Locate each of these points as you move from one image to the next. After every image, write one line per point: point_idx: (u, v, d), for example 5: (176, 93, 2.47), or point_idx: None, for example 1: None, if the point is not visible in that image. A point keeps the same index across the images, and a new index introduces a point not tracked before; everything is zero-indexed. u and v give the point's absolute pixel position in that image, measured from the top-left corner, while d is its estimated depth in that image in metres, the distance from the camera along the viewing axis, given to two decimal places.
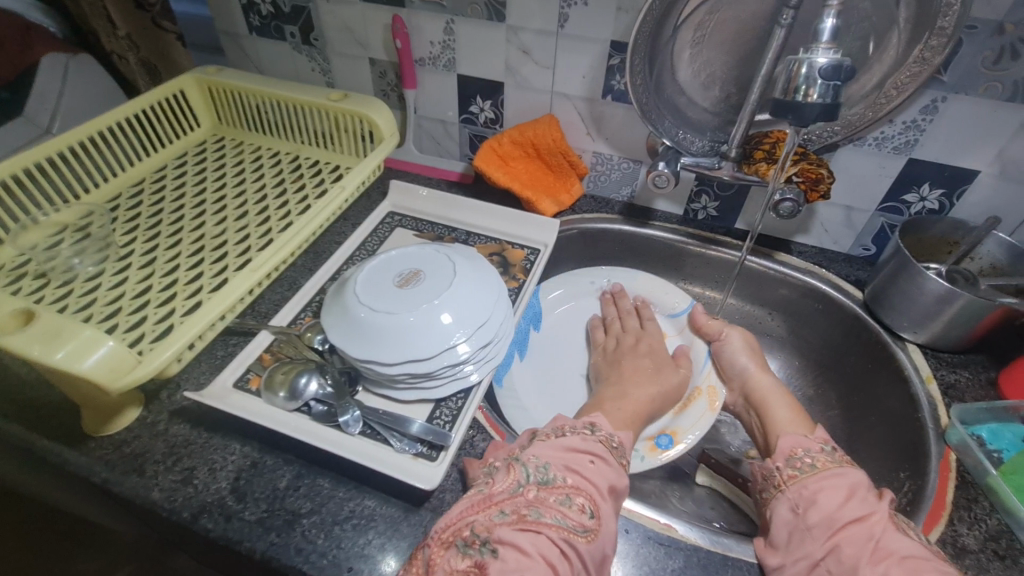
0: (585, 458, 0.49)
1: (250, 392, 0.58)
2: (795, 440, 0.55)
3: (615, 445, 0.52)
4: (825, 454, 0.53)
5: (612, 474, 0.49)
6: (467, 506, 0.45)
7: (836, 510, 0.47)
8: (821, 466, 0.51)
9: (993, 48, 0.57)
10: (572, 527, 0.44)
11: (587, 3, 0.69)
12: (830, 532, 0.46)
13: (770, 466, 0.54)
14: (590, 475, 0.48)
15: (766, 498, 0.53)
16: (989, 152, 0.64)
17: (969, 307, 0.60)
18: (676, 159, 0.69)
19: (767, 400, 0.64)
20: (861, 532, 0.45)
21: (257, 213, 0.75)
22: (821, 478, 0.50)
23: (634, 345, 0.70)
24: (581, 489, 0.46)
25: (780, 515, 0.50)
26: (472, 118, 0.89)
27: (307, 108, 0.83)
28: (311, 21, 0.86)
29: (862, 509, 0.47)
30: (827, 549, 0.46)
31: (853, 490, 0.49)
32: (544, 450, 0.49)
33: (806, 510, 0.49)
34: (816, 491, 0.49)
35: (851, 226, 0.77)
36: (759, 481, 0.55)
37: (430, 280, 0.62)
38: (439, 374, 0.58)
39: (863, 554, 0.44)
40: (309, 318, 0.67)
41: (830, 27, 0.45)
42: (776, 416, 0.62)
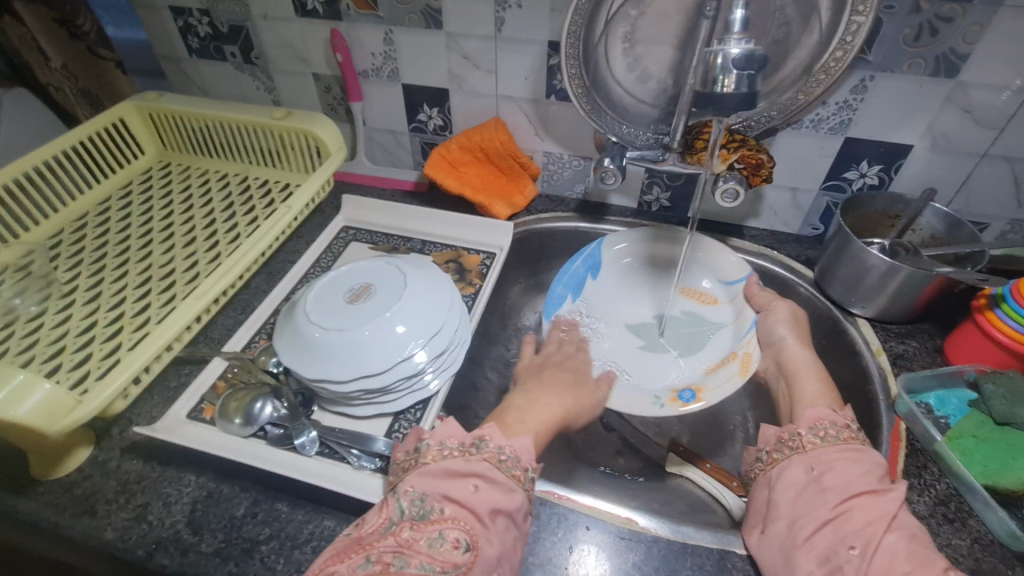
0: (467, 484, 0.46)
1: (204, 422, 0.58)
2: (822, 412, 0.53)
3: (503, 458, 0.49)
4: (850, 430, 0.51)
5: (494, 497, 0.46)
6: (331, 556, 0.42)
7: (853, 481, 0.46)
8: (844, 439, 0.50)
9: (912, 26, 0.59)
10: (439, 569, 0.41)
11: (520, 6, 0.69)
12: (843, 497, 0.45)
13: (791, 430, 0.53)
14: (469, 504, 0.45)
15: (775, 458, 0.52)
16: (920, 126, 0.66)
17: (910, 279, 0.62)
18: (621, 154, 0.69)
19: (796, 370, 0.63)
20: (873, 503, 0.45)
21: (205, 238, 0.74)
22: (842, 448, 0.49)
23: (561, 360, 0.69)
24: (455, 521, 0.44)
25: (791, 474, 0.49)
26: (421, 127, 0.88)
27: (252, 128, 0.82)
28: (250, 40, 0.85)
29: (879, 484, 0.46)
30: (836, 513, 0.45)
31: (870, 466, 0.48)
32: (421, 482, 0.47)
33: (823, 473, 0.48)
34: (839, 460, 0.48)
35: (798, 207, 0.78)
36: (769, 442, 0.53)
37: (381, 294, 0.62)
38: (394, 388, 0.58)
39: (874, 524, 0.43)
40: (264, 340, 0.67)
41: (740, 19, 0.46)
42: (806, 386, 0.61)
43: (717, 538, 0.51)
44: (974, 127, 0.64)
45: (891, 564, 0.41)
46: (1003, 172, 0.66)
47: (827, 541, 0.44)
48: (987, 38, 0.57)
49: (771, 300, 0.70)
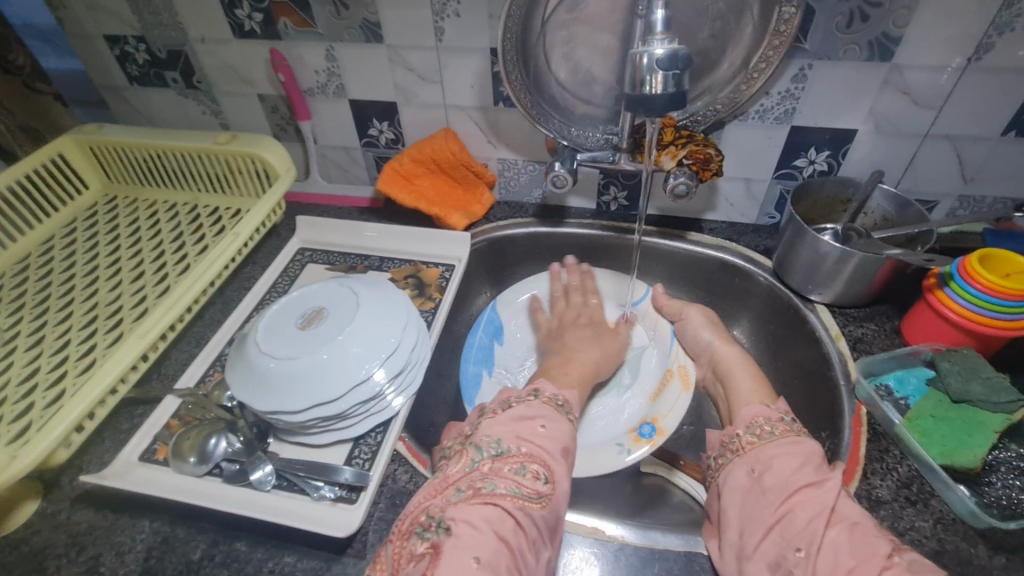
0: (536, 424, 0.50)
1: (157, 464, 0.56)
2: (754, 411, 0.54)
3: (558, 403, 0.54)
4: (784, 422, 0.52)
5: (562, 436, 0.50)
6: (425, 493, 0.46)
7: (791, 477, 0.47)
8: (779, 433, 0.51)
9: (843, 13, 0.59)
10: (526, 494, 0.45)
11: (459, 14, 0.69)
12: (784, 497, 0.46)
13: (730, 433, 0.54)
14: (542, 442, 0.49)
15: (721, 463, 0.52)
16: (862, 111, 0.66)
17: (862, 263, 0.62)
18: (571, 157, 0.69)
19: (733, 370, 0.65)
20: (814, 498, 0.45)
21: (154, 271, 0.72)
22: (778, 444, 0.50)
23: (576, 319, 0.75)
24: (535, 456, 0.47)
25: (736, 479, 0.50)
26: (373, 141, 0.87)
27: (197, 155, 0.80)
28: (190, 64, 0.82)
29: (817, 476, 0.47)
30: (780, 515, 0.45)
31: (808, 457, 0.48)
32: (495, 427, 0.50)
33: (763, 474, 0.48)
34: (775, 457, 0.49)
35: (753, 197, 0.78)
36: (715, 448, 0.54)
37: (333, 317, 0.61)
38: (352, 413, 0.56)
39: (816, 520, 0.44)
40: (219, 373, 0.65)
41: (661, 18, 0.48)
42: (739, 386, 0.62)
43: (684, 542, 0.50)
44: (913, 108, 0.65)
45: (835, 561, 0.41)
46: (947, 150, 0.67)
47: (774, 545, 0.44)
48: (916, 20, 0.58)
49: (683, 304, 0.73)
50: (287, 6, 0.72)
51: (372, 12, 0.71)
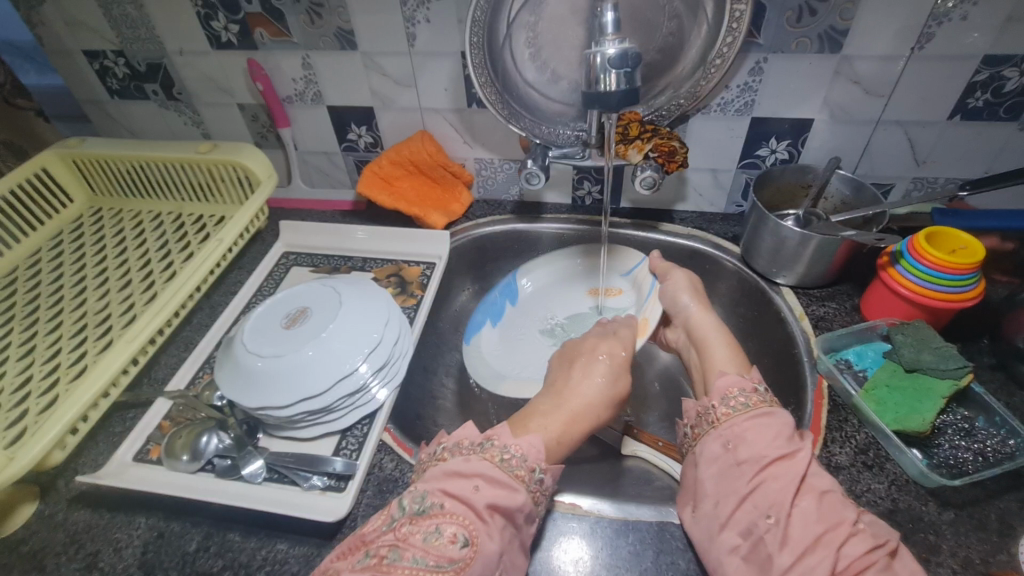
0: (470, 483, 0.47)
1: (151, 463, 0.58)
2: (731, 380, 0.55)
3: (506, 458, 0.49)
4: (758, 393, 0.54)
5: (505, 500, 0.46)
6: (336, 556, 0.45)
7: (766, 449, 0.49)
8: (752, 405, 0.52)
9: (793, 8, 0.62)
10: (433, 562, 0.42)
11: (430, 21, 0.71)
12: (758, 469, 0.48)
13: (705, 404, 0.55)
14: (470, 501, 0.46)
15: (699, 433, 0.54)
16: (817, 100, 0.69)
17: (821, 245, 0.65)
18: (543, 155, 0.73)
19: (709, 339, 0.63)
20: (785, 469, 0.47)
21: (141, 279, 0.74)
22: (751, 416, 0.51)
23: (592, 346, 0.64)
24: (459, 516, 0.45)
25: (711, 451, 0.51)
26: (353, 146, 0.89)
27: (179, 165, 0.82)
28: (170, 76, 0.84)
29: (789, 447, 0.49)
30: (753, 486, 0.47)
31: (779, 429, 0.50)
32: (424, 484, 0.48)
33: (737, 447, 0.50)
34: (749, 430, 0.50)
35: (720, 187, 0.81)
36: (692, 417, 0.56)
37: (317, 315, 0.63)
38: (338, 406, 0.59)
39: (788, 491, 0.46)
40: (208, 375, 0.67)
41: (611, 20, 0.51)
42: (717, 356, 0.61)
43: (656, 513, 0.53)
44: (864, 96, 0.68)
45: (806, 527, 0.44)
46: (899, 135, 0.71)
47: (746, 514, 0.46)
48: (861, 13, 0.61)
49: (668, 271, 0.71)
50: (263, 17, 0.75)
51: (345, 20, 0.73)
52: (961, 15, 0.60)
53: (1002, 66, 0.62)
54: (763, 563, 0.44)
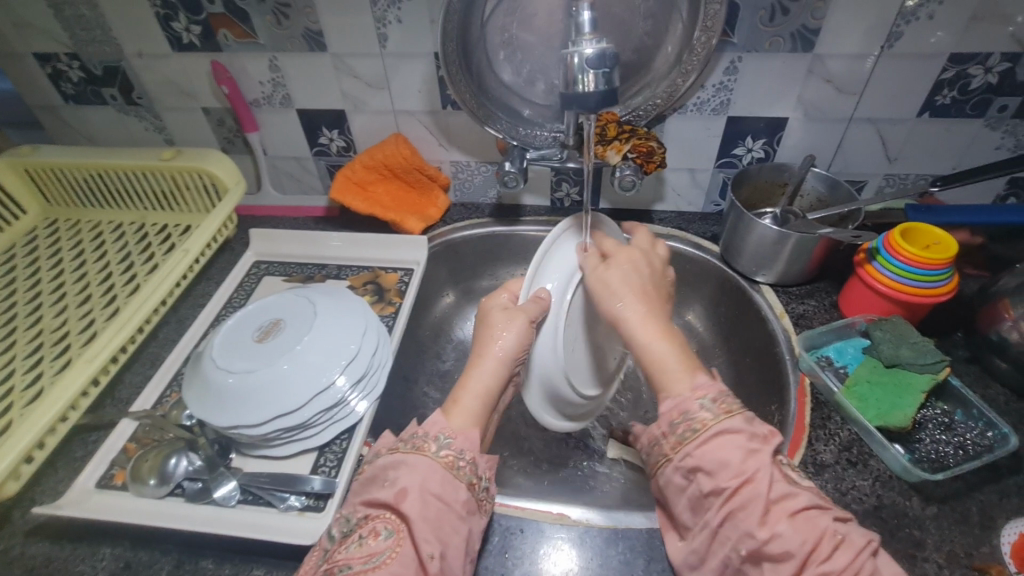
0: (379, 483, 0.48)
1: (115, 489, 0.55)
2: (674, 402, 0.47)
3: (460, 464, 0.49)
4: (705, 411, 0.46)
5: (411, 478, 0.47)
6: None
7: (722, 478, 0.43)
8: (702, 426, 0.45)
9: (766, 7, 0.62)
10: (361, 563, 0.43)
11: (401, 21, 0.69)
12: (723, 500, 0.43)
13: (655, 432, 0.48)
14: (386, 496, 0.47)
15: (654, 461, 0.48)
16: (791, 99, 0.70)
17: (799, 243, 0.66)
18: (521, 157, 0.72)
19: (653, 352, 0.50)
20: (752, 493, 0.42)
21: (101, 293, 0.70)
22: (703, 442, 0.44)
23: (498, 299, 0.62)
24: (379, 516, 0.46)
25: (671, 480, 0.46)
26: (324, 150, 0.86)
27: (140, 173, 0.78)
28: (128, 80, 0.80)
29: (751, 468, 0.43)
30: (721, 519, 0.43)
31: (738, 447, 0.44)
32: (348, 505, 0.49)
33: (698, 478, 0.44)
34: (704, 457, 0.44)
35: (698, 186, 0.81)
36: (644, 445, 0.49)
37: (290, 327, 0.61)
38: (314, 422, 0.57)
39: (756, 516, 0.42)
40: (176, 393, 0.64)
41: (588, 19, 0.50)
42: (656, 356, 0.50)
43: (645, 519, 0.52)
44: (837, 95, 0.69)
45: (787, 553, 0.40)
46: (871, 133, 0.72)
47: (720, 547, 0.43)
48: (832, 12, 0.62)
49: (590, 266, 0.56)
50: (226, 18, 0.72)
51: (313, 21, 0.71)
52: (928, 14, 0.61)
53: (967, 64, 0.64)
54: None
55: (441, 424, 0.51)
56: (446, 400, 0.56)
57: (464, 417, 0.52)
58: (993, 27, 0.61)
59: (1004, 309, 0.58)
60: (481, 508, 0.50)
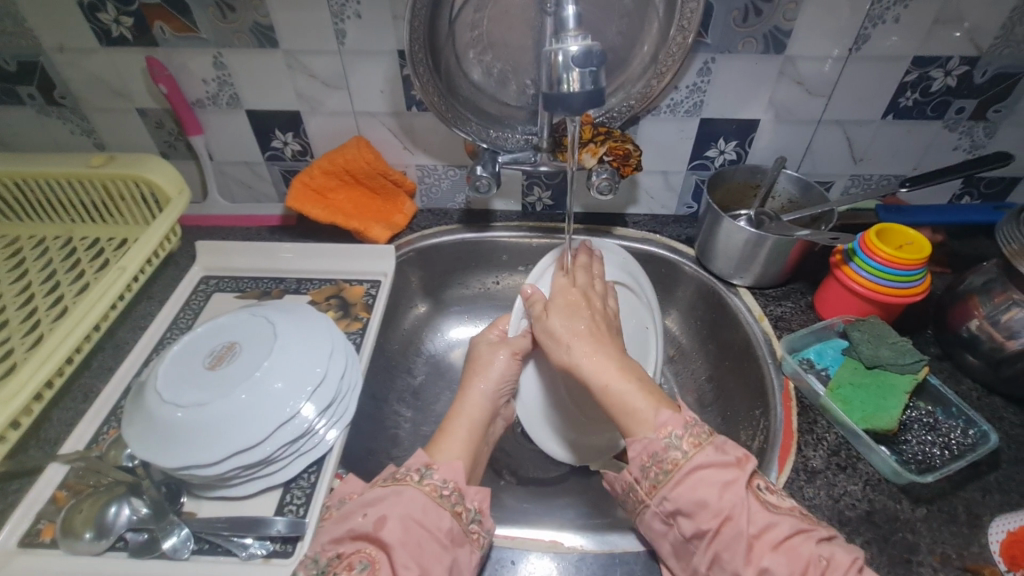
0: (357, 515, 0.45)
1: (43, 547, 0.48)
2: (643, 445, 0.47)
3: (445, 493, 0.47)
4: (674, 451, 0.46)
5: (393, 507, 0.45)
6: None
7: (703, 521, 0.43)
8: (673, 468, 0.46)
9: (739, 8, 0.61)
10: None
11: (361, 16, 0.64)
12: (707, 543, 0.43)
13: (630, 477, 0.49)
14: (366, 531, 0.44)
15: (634, 507, 0.49)
16: (763, 101, 0.69)
17: (776, 245, 0.65)
18: (493, 160, 0.68)
19: (612, 392, 0.51)
20: (732, 532, 0.42)
21: (21, 319, 0.62)
22: (677, 485, 0.45)
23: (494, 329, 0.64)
24: (356, 551, 0.43)
25: (655, 527, 0.47)
26: (278, 154, 0.80)
27: (66, 181, 0.69)
28: (49, 77, 0.72)
29: (723, 506, 0.43)
30: (709, 560, 0.43)
31: (712, 482, 0.44)
32: (319, 539, 0.45)
33: (678, 522, 0.45)
34: (680, 498, 0.44)
35: (672, 189, 0.80)
36: (623, 489, 0.50)
37: (247, 352, 0.55)
38: (279, 456, 0.51)
39: (741, 555, 0.42)
40: (115, 430, 0.57)
41: (572, 14, 0.48)
42: (621, 400, 0.50)
43: (641, 540, 0.50)
44: (807, 96, 0.69)
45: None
46: (838, 134, 0.72)
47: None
48: (803, 14, 0.62)
49: (546, 310, 0.58)
50: (162, 9, 0.65)
51: (263, 14, 0.65)
52: (894, 17, 0.61)
53: (929, 67, 0.65)
54: None
55: (424, 459, 0.50)
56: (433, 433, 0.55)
57: (449, 453, 0.52)
58: (953, 32, 0.62)
59: (974, 305, 0.59)
60: (472, 541, 0.47)
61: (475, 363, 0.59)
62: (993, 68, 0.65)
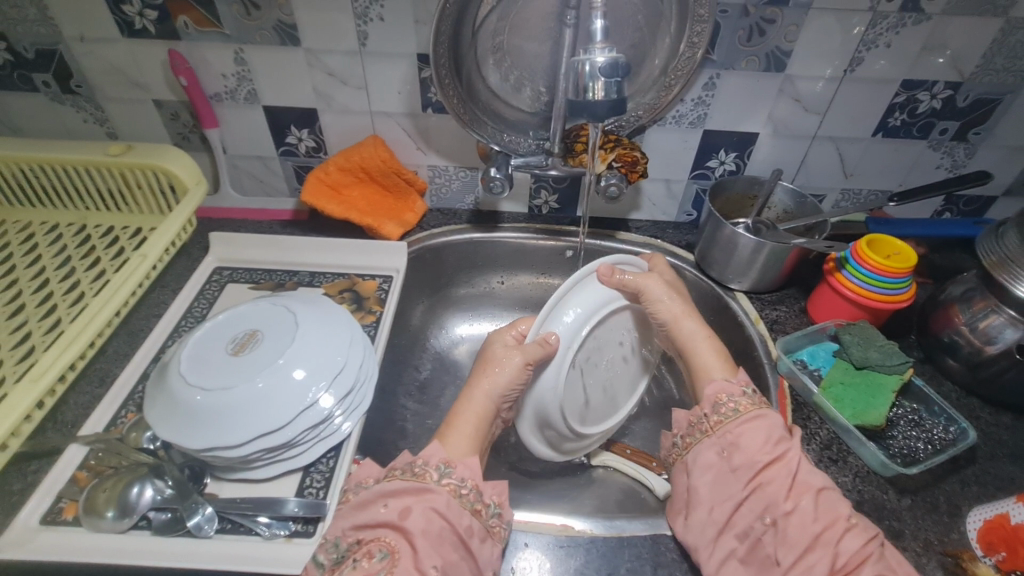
0: (379, 505, 0.46)
1: (65, 525, 0.49)
2: (718, 386, 0.54)
3: (464, 492, 0.48)
4: (745, 397, 0.53)
5: (417, 501, 0.46)
6: None
7: (756, 453, 0.49)
8: (743, 409, 0.52)
9: (744, 28, 0.65)
10: None
11: (383, 19, 0.67)
12: (753, 475, 0.48)
13: (696, 413, 0.54)
14: (388, 521, 0.45)
15: (689, 442, 0.53)
16: (763, 116, 0.73)
17: (773, 252, 0.69)
18: (506, 163, 0.70)
19: (694, 346, 0.59)
20: (780, 472, 0.48)
21: (37, 303, 0.62)
22: (744, 420, 0.51)
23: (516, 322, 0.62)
24: (376, 539, 0.45)
25: (705, 457, 0.51)
26: (292, 150, 0.81)
27: (84, 169, 0.70)
28: (66, 65, 0.72)
29: (780, 449, 0.49)
30: (749, 491, 0.48)
31: (770, 430, 0.50)
32: (339, 523, 0.47)
33: (732, 455, 0.50)
34: (744, 433, 0.50)
35: (673, 197, 0.83)
36: (681, 427, 0.55)
37: (270, 340, 0.56)
38: (300, 440, 0.53)
39: (782, 490, 0.47)
40: (133, 414, 0.58)
41: (600, 28, 0.53)
42: (700, 355, 0.58)
43: (647, 526, 0.53)
44: (804, 113, 0.73)
45: (803, 527, 0.45)
46: (831, 150, 0.77)
47: (745, 516, 0.48)
48: (803, 36, 0.66)
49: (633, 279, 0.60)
50: (186, 3, 0.66)
51: (287, 14, 0.67)
52: (886, 42, 0.66)
53: (916, 90, 0.70)
54: (763, 563, 0.46)
55: (440, 453, 0.51)
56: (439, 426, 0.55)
57: (461, 446, 0.52)
58: (937, 58, 0.67)
59: (955, 313, 0.63)
60: (493, 535, 0.48)
61: (487, 363, 0.57)
62: (974, 94, 0.70)
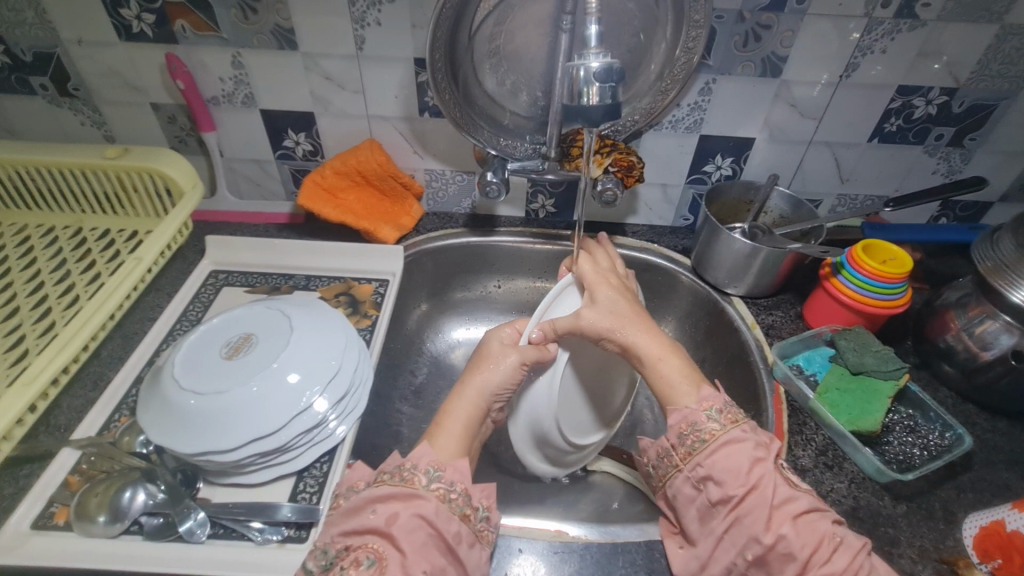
0: (367, 511, 0.46)
1: (57, 529, 0.48)
2: (683, 414, 0.51)
3: (452, 496, 0.47)
4: (711, 423, 0.50)
5: (405, 506, 0.46)
6: None
7: (730, 487, 0.47)
8: (709, 437, 0.49)
9: (740, 33, 0.66)
10: None
11: (380, 23, 0.67)
12: (729, 508, 0.47)
13: (663, 444, 0.52)
14: (377, 527, 0.45)
15: (663, 475, 0.52)
16: (759, 121, 0.74)
17: (769, 257, 0.69)
18: (502, 167, 0.71)
19: (659, 366, 0.55)
20: (758, 503, 0.46)
21: (31, 306, 0.62)
22: (712, 450, 0.49)
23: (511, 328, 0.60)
24: (364, 545, 0.44)
25: (682, 491, 0.50)
26: (289, 153, 0.81)
27: (80, 172, 0.70)
28: (64, 68, 0.72)
29: (754, 477, 0.47)
30: (728, 525, 0.47)
31: (743, 459, 0.48)
32: (328, 530, 0.46)
33: (707, 487, 0.48)
34: (714, 467, 0.48)
35: (670, 201, 0.83)
36: (653, 457, 0.53)
37: (264, 344, 0.56)
38: (294, 445, 0.53)
39: (761, 523, 0.45)
40: (126, 417, 0.57)
41: (595, 34, 0.53)
42: (662, 375, 0.54)
43: (642, 532, 0.53)
44: (800, 118, 0.73)
45: (789, 557, 0.44)
46: (827, 155, 0.77)
47: (727, 552, 0.47)
48: (799, 42, 0.66)
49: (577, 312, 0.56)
50: (184, 7, 0.66)
51: (285, 18, 0.67)
52: (881, 48, 0.66)
53: (912, 96, 0.70)
54: None
55: (429, 456, 0.50)
56: (427, 428, 0.54)
57: (450, 447, 0.52)
58: (932, 64, 0.67)
59: (950, 318, 0.63)
60: (481, 539, 0.48)
61: (482, 359, 0.57)
62: (970, 100, 0.70)
